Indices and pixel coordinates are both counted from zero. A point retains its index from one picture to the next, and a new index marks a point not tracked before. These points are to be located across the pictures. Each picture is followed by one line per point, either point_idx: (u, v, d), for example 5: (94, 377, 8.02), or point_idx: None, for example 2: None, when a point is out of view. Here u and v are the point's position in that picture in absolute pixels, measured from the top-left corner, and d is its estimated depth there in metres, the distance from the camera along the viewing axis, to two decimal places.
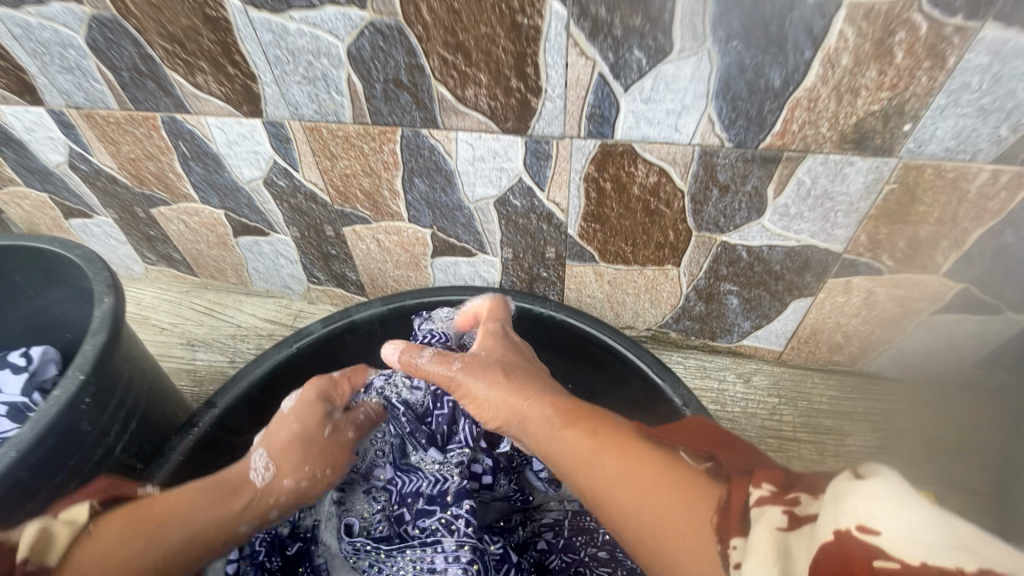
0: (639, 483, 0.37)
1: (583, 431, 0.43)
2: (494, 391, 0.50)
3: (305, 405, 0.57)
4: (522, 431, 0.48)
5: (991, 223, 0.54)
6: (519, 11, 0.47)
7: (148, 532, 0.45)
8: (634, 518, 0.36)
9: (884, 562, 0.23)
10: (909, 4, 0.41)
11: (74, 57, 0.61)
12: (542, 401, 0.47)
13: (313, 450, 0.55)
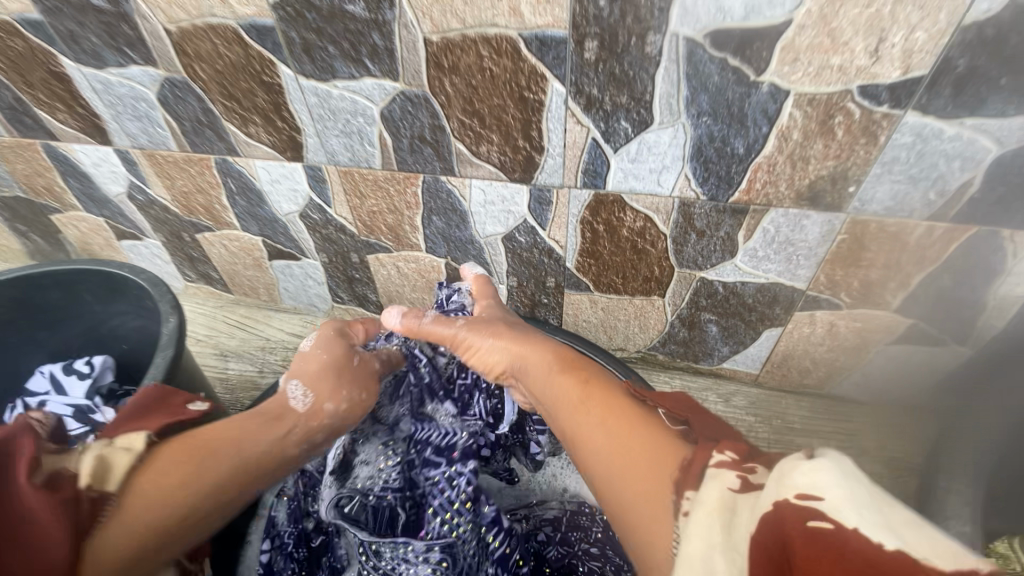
0: (616, 432, 0.43)
1: (576, 389, 0.48)
2: (496, 342, 0.58)
3: (327, 339, 0.64)
4: (522, 373, 0.55)
5: (929, 268, 0.62)
6: (526, 88, 0.57)
7: (199, 459, 0.47)
8: (604, 460, 0.42)
9: (819, 522, 0.26)
10: (844, 95, 0.50)
11: (145, 109, 0.71)
12: (544, 349, 0.55)
13: (347, 374, 0.61)
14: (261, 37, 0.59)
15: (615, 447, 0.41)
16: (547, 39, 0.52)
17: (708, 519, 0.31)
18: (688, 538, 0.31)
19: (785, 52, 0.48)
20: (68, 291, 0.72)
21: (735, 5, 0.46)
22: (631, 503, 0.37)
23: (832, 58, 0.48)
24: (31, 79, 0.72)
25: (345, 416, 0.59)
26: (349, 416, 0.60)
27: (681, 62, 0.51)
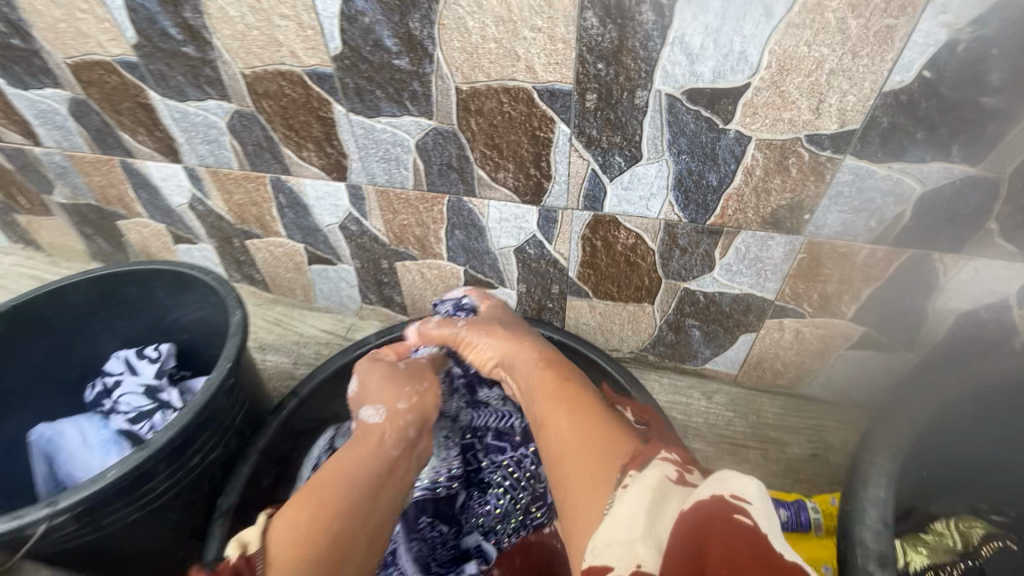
0: (580, 423, 0.52)
1: (555, 387, 0.59)
2: (492, 341, 0.73)
3: (369, 363, 0.75)
4: (512, 369, 0.68)
5: (875, 284, 0.73)
6: (539, 128, 0.69)
7: (313, 493, 0.55)
8: (564, 445, 0.51)
9: (741, 517, 0.35)
10: (795, 142, 0.62)
11: (215, 134, 0.84)
12: (532, 352, 0.68)
13: (400, 380, 0.71)
14: (321, 81, 0.72)
15: (573, 432, 0.51)
16: (556, 91, 0.64)
17: (642, 488, 0.40)
18: (622, 504, 0.40)
19: (746, 107, 0.60)
20: (144, 288, 0.84)
21: (705, 71, 0.58)
22: (575, 480, 0.46)
23: (784, 113, 0.59)
24: (120, 107, 0.85)
25: (423, 410, 0.68)
26: (423, 406, 0.69)
27: (664, 112, 0.63)
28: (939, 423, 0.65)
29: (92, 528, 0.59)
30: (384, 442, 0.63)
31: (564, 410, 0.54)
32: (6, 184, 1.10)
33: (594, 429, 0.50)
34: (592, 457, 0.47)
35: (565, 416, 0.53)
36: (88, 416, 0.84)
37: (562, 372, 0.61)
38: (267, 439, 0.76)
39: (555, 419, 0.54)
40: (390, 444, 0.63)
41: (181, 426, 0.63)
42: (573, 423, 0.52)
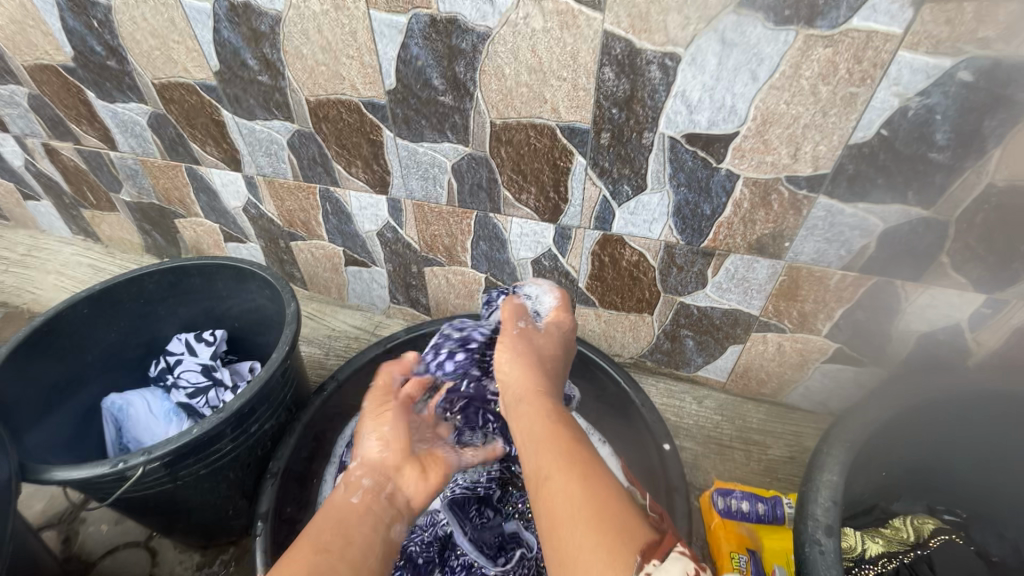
0: (587, 486, 0.53)
1: (560, 441, 0.60)
2: (513, 371, 0.74)
3: (374, 395, 0.78)
4: (517, 410, 0.68)
5: (846, 305, 0.84)
6: (559, 159, 0.80)
7: (314, 541, 0.56)
8: (571, 506, 0.52)
9: None
10: (777, 181, 0.73)
11: (276, 149, 0.97)
12: (542, 400, 0.68)
13: (371, 421, 0.73)
14: (375, 110, 0.84)
15: (587, 494, 0.52)
16: (576, 129, 0.76)
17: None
18: None
19: (735, 150, 0.71)
20: (207, 280, 0.96)
21: (702, 119, 0.69)
22: (582, 548, 0.48)
23: (766, 157, 0.71)
24: (195, 122, 0.98)
25: (370, 461, 0.68)
26: (370, 455, 0.69)
27: (667, 151, 0.74)
28: (892, 427, 0.76)
29: (170, 476, 0.71)
30: (347, 491, 0.64)
31: (573, 467, 0.56)
32: (79, 182, 1.23)
33: (604, 494, 0.53)
34: (604, 523, 0.49)
35: (573, 475, 0.55)
36: (152, 390, 0.97)
37: (573, 429, 0.63)
38: (311, 415, 0.87)
39: (558, 475, 0.56)
40: (350, 493, 0.64)
41: (245, 398, 0.74)
42: (584, 484, 0.54)
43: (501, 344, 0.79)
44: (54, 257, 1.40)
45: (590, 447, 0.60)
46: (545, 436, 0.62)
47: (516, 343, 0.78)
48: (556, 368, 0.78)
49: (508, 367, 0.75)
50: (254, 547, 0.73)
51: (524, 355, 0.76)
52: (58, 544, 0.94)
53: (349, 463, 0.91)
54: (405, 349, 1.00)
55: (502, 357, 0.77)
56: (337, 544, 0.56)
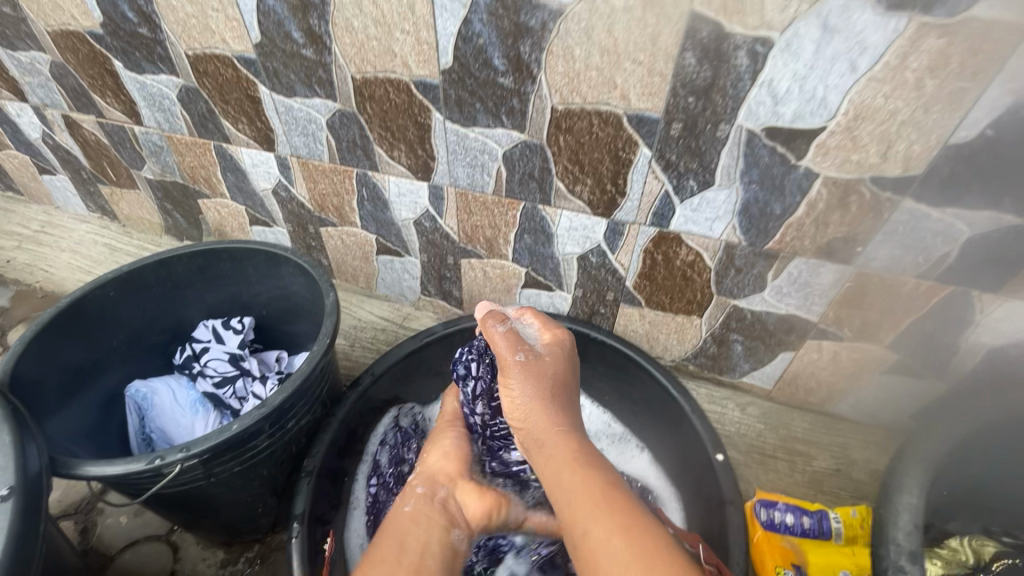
0: (633, 539, 0.50)
1: (595, 490, 0.56)
2: (531, 401, 0.69)
3: (450, 410, 0.87)
4: (544, 451, 0.65)
5: (914, 314, 0.80)
6: (622, 150, 0.76)
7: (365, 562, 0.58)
8: (615, 563, 0.49)
9: None
10: (860, 181, 0.68)
11: (314, 129, 0.92)
12: (569, 439, 0.65)
13: (438, 438, 0.82)
14: (426, 91, 0.79)
15: (632, 550, 0.49)
16: (645, 118, 0.71)
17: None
18: None
19: (819, 147, 0.67)
20: (237, 265, 0.92)
21: (787, 112, 0.65)
22: None
23: (852, 155, 0.66)
24: (229, 97, 0.92)
25: (428, 472, 0.76)
26: (433, 467, 0.77)
27: (742, 144, 0.70)
28: (961, 449, 0.72)
29: (204, 474, 0.68)
30: (402, 502, 0.70)
31: (617, 518, 0.53)
32: (99, 157, 1.18)
33: (652, 550, 0.49)
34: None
35: (616, 528, 0.51)
36: (177, 378, 0.93)
37: (609, 474, 0.59)
38: (346, 412, 0.83)
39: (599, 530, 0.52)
40: (404, 503, 0.69)
41: (284, 397, 0.69)
42: (628, 539, 0.50)
43: (507, 381, 0.71)
44: (68, 234, 1.35)
45: (630, 496, 0.56)
46: (579, 484, 0.58)
47: (528, 375, 0.70)
48: (573, 399, 0.72)
49: (524, 405, 0.69)
50: (290, 550, 0.69)
51: (541, 393, 0.69)
52: (75, 535, 0.90)
53: (382, 462, 0.89)
54: (441, 343, 0.95)
55: (514, 397, 0.70)
56: (393, 544, 0.61)
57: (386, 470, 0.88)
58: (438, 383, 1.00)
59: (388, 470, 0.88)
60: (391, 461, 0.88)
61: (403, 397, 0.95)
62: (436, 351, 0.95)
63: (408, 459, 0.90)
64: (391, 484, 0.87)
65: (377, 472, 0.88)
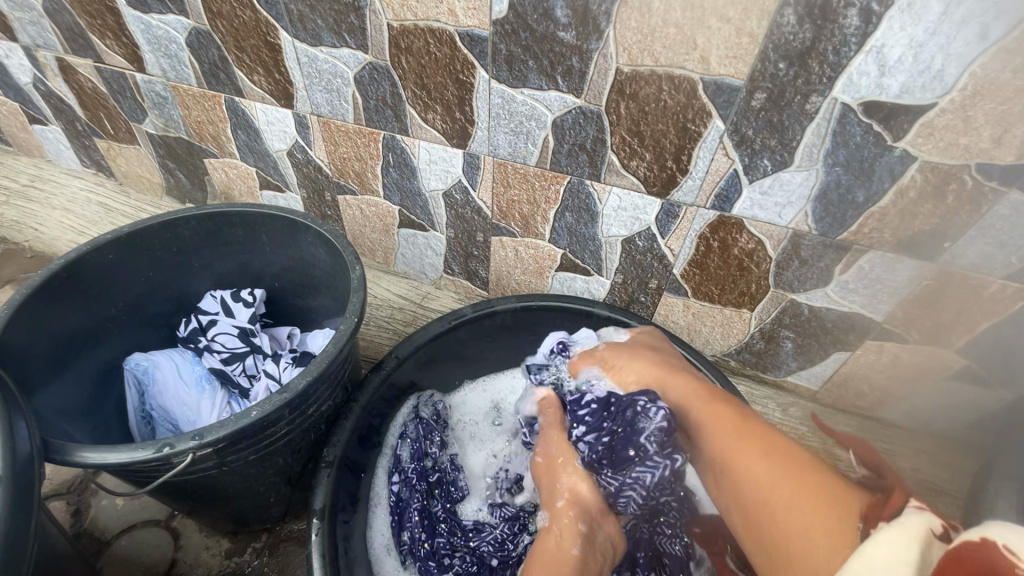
0: (783, 467, 0.49)
1: (725, 414, 0.58)
2: (640, 365, 0.71)
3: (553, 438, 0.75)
4: (665, 395, 0.68)
5: (994, 320, 0.73)
6: (691, 121, 0.68)
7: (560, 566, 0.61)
8: (765, 489, 0.48)
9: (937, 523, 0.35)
10: (964, 168, 0.61)
11: (339, 84, 0.83)
12: (687, 381, 0.66)
13: (559, 462, 0.72)
14: (472, 44, 0.70)
15: (776, 470, 0.49)
16: (724, 85, 0.63)
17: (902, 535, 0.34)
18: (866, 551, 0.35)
19: (923, 127, 0.59)
20: (251, 230, 0.84)
21: (893, 85, 0.57)
22: (794, 533, 0.44)
23: (961, 138, 0.59)
24: (244, 44, 0.83)
25: (582, 502, 0.68)
26: (580, 496, 0.69)
27: (833, 121, 0.62)
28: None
29: (215, 463, 0.60)
30: (564, 541, 0.64)
31: (757, 446, 0.52)
32: (96, 108, 1.08)
33: (800, 470, 0.48)
34: (813, 499, 0.44)
35: (758, 456, 0.51)
36: (180, 351, 0.86)
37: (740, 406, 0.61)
38: (369, 397, 0.76)
39: (742, 456, 0.52)
40: (569, 543, 0.64)
41: (306, 382, 0.61)
42: (769, 458, 0.50)
43: (615, 364, 0.74)
44: (60, 191, 1.25)
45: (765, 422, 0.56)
46: (713, 414, 0.59)
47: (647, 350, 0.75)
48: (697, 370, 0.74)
49: (634, 377, 0.71)
50: (309, 549, 0.63)
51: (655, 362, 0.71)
52: (67, 518, 0.83)
53: (403, 456, 0.81)
54: (469, 326, 0.87)
55: (630, 373, 0.72)
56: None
57: (409, 467, 0.79)
58: (461, 367, 0.93)
59: (410, 466, 0.79)
60: (413, 457, 0.80)
61: (424, 382, 0.87)
62: (463, 334, 0.88)
63: (432, 453, 0.81)
64: (414, 483, 0.78)
65: (398, 468, 0.80)
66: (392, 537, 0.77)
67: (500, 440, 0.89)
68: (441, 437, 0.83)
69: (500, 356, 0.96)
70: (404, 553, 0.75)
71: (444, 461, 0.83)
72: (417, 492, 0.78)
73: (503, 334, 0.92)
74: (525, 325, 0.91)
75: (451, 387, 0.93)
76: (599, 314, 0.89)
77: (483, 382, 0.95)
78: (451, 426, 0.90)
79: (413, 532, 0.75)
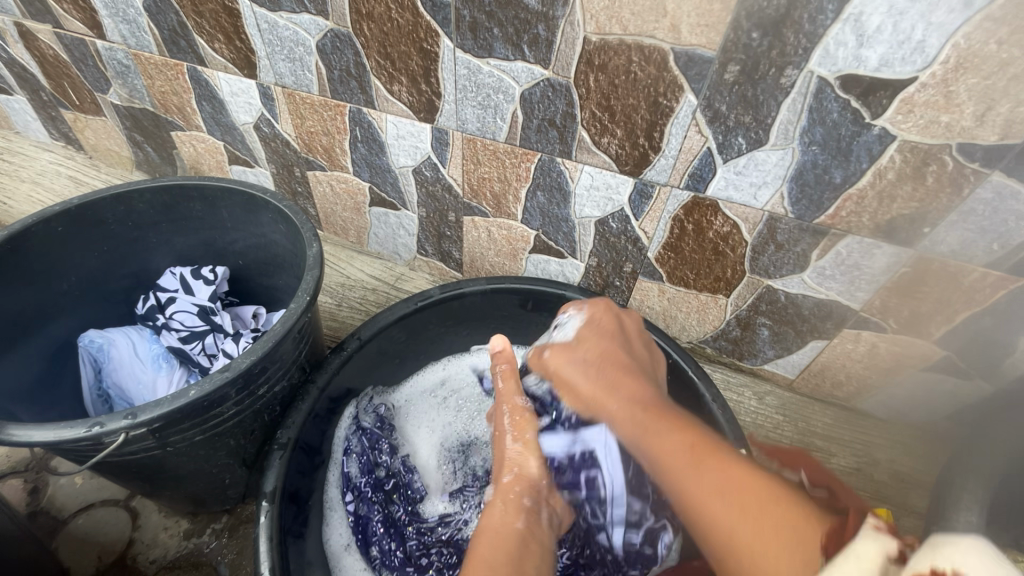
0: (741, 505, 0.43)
1: (685, 448, 0.49)
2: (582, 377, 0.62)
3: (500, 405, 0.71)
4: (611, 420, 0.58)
5: (974, 309, 0.70)
6: (662, 95, 0.64)
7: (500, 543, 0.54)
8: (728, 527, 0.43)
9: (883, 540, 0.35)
10: (945, 148, 0.58)
11: (301, 53, 0.79)
12: (626, 403, 0.56)
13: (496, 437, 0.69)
14: (435, 10, 0.67)
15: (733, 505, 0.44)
16: (696, 57, 0.60)
17: (858, 569, 0.32)
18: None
19: (902, 103, 0.56)
20: (210, 205, 0.82)
21: (872, 57, 0.54)
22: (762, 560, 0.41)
23: (942, 115, 0.56)
24: (202, 9, 0.79)
25: (525, 478, 0.65)
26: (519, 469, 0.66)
27: (809, 96, 0.59)
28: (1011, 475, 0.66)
29: (159, 443, 0.59)
30: (506, 514, 0.59)
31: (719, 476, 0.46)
32: (59, 77, 1.04)
33: (761, 501, 0.44)
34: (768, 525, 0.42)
35: (717, 492, 0.45)
36: (138, 329, 0.84)
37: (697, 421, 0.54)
38: (329, 375, 0.74)
39: (694, 492, 0.46)
40: (513, 517, 0.59)
41: (251, 361, 0.59)
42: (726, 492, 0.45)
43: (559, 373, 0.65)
44: (30, 164, 1.22)
45: (719, 445, 0.49)
46: (660, 439, 0.51)
47: (590, 338, 0.66)
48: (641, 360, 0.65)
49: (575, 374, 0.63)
50: (257, 532, 0.61)
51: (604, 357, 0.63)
52: (23, 496, 0.82)
53: (352, 473, 0.78)
54: (437, 308, 0.85)
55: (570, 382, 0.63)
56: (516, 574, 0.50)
57: (360, 482, 0.77)
58: (420, 353, 0.90)
59: (361, 480, 0.78)
60: (363, 472, 0.78)
61: (376, 375, 0.84)
62: (430, 316, 0.85)
63: (384, 462, 0.80)
64: (370, 495, 0.77)
65: (350, 486, 0.77)
66: (351, 536, 0.75)
67: (456, 431, 0.87)
68: (389, 443, 0.82)
69: (462, 341, 0.93)
70: (377, 568, 0.73)
71: (398, 465, 0.82)
72: (375, 504, 0.77)
73: (473, 315, 0.89)
74: (496, 307, 0.89)
75: (407, 377, 0.91)
76: (571, 298, 0.86)
77: (440, 370, 0.93)
78: (399, 427, 0.87)
79: (382, 544, 0.74)
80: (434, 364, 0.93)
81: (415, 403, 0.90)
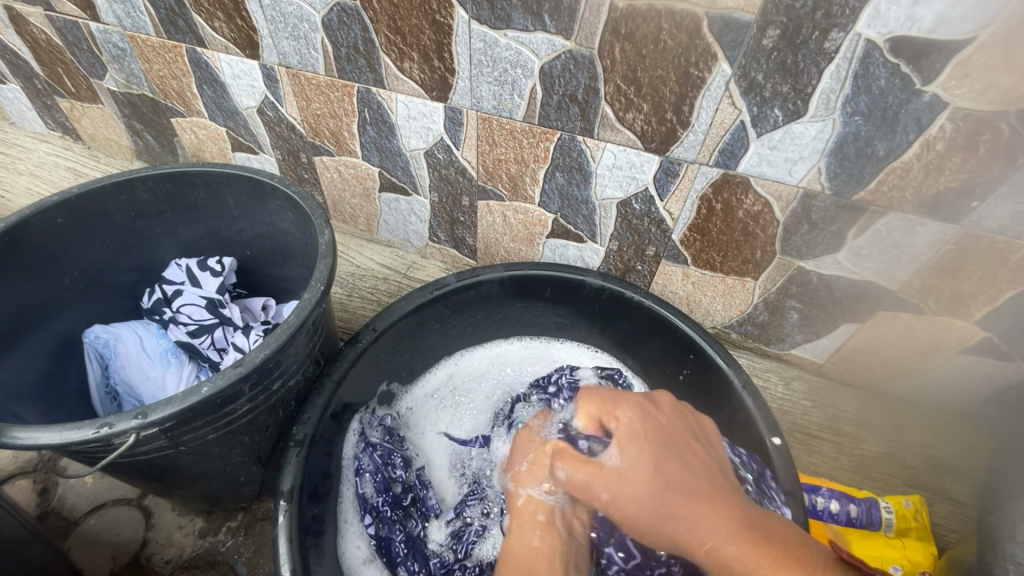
0: None
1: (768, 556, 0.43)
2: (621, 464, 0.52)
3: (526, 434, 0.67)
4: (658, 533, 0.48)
5: (1021, 288, 0.67)
6: (693, 65, 0.60)
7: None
8: None
9: None
10: (1001, 116, 0.54)
11: (306, 30, 0.75)
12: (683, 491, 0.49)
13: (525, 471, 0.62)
14: None
15: None
16: (732, 22, 0.55)
17: None
18: None
19: (958, 67, 0.52)
20: (214, 193, 0.78)
21: (926, 16, 0.50)
22: None
23: (1001, 79, 0.52)
24: None
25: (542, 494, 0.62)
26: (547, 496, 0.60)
27: (854, 61, 0.55)
28: None
29: (170, 443, 0.57)
30: (524, 534, 0.59)
31: None
32: (53, 63, 1.00)
33: None
34: None
35: None
36: (145, 324, 0.81)
37: (795, 542, 0.44)
38: (344, 369, 0.71)
39: None
40: (528, 535, 0.59)
41: (264, 357, 0.56)
42: None
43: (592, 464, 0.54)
44: (27, 156, 1.19)
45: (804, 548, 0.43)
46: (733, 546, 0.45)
47: (642, 452, 0.52)
48: (684, 441, 0.54)
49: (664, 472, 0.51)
50: (276, 533, 0.58)
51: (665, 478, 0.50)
52: (34, 498, 0.80)
53: (367, 493, 0.73)
54: (453, 296, 0.81)
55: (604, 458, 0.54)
56: None
57: (377, 502, 0.72)
58: (436, 347, 0.88)
59: (378, 500, 0.73)
60: (378, 491, 0.73)
61: (392, 371, 0.82)
62: (447, 305, 0.82)
63: (399, 477, 0.75)
64: (389, 514, 0.72)
65: (367, 507, 0.72)
66: (371, 551, 0.71)
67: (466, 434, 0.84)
68: (402, 456, 0.77)
69: (479, 332, 0.91)
70: None
71: (413, 478, 0.77)
72: (395, 523, 0.72)
73: (490, 304, 0.86)
74: (515, 294, 0.86)
75: (420, 374, 0.88)
76: (592, 284, 0.83)
77: (451, 364, 0.91)
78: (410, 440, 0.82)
79: (408, 565, 0.69)
80: (445, 360, 0.91)
81: (425, 405, 0.87)
